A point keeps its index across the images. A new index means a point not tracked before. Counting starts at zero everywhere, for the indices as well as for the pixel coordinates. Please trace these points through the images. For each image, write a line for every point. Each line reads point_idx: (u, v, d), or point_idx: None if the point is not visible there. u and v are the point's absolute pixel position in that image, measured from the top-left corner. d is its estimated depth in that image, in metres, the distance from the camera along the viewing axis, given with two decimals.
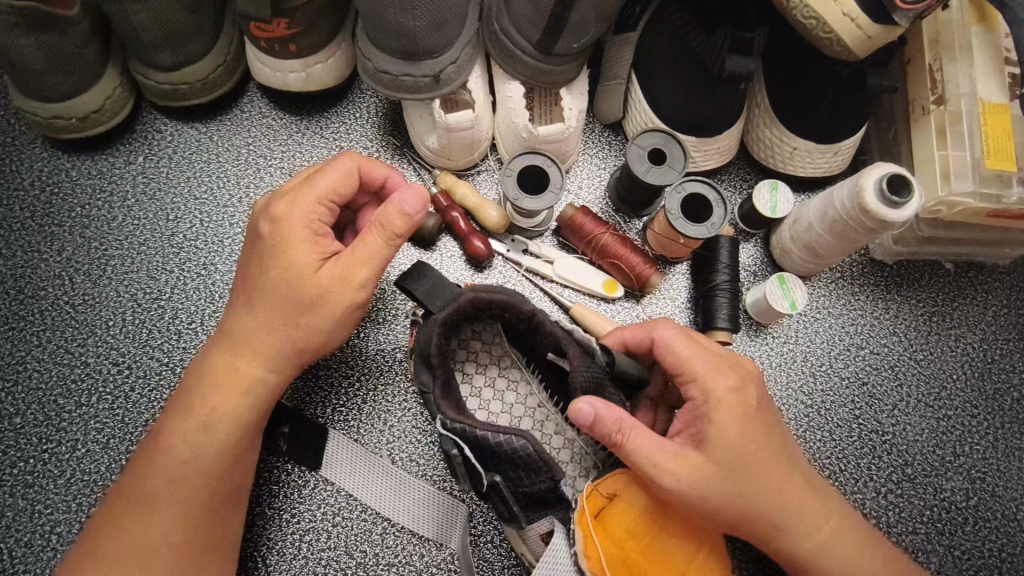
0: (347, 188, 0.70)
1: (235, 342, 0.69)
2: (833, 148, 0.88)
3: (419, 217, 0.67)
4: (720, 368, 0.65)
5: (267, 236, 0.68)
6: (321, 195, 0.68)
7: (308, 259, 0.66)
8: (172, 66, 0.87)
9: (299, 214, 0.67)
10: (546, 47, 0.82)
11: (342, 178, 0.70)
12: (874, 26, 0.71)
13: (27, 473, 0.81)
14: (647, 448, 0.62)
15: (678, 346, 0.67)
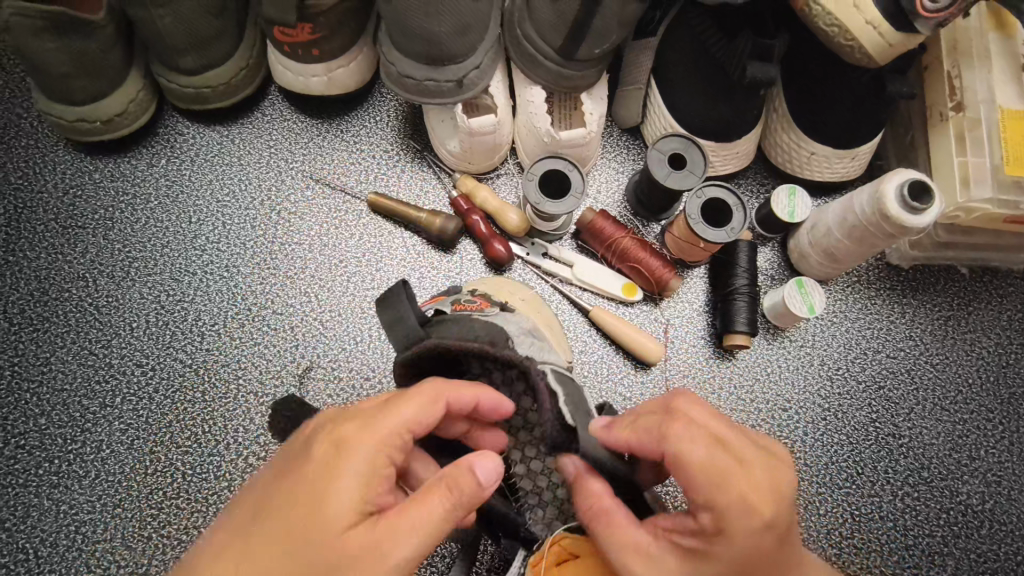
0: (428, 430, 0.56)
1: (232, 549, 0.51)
2: (851, 153, 0.88)
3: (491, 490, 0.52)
4: (739, 488, 0.51)
5: (315, 456, 0.54)
6: (386, 441, 0.54)
7: (344, 511, 0.51)
8: (195, 70, 0.88)
9: (352, 459, 0.52)
10: (567, 52, 0.83)
11: (424, 412, 0.55)
12: (896, 34, 0.72)
13: (51, 473, 0.81)
14: (625, 540, 0.54)
15: (691, 454, 0.52)
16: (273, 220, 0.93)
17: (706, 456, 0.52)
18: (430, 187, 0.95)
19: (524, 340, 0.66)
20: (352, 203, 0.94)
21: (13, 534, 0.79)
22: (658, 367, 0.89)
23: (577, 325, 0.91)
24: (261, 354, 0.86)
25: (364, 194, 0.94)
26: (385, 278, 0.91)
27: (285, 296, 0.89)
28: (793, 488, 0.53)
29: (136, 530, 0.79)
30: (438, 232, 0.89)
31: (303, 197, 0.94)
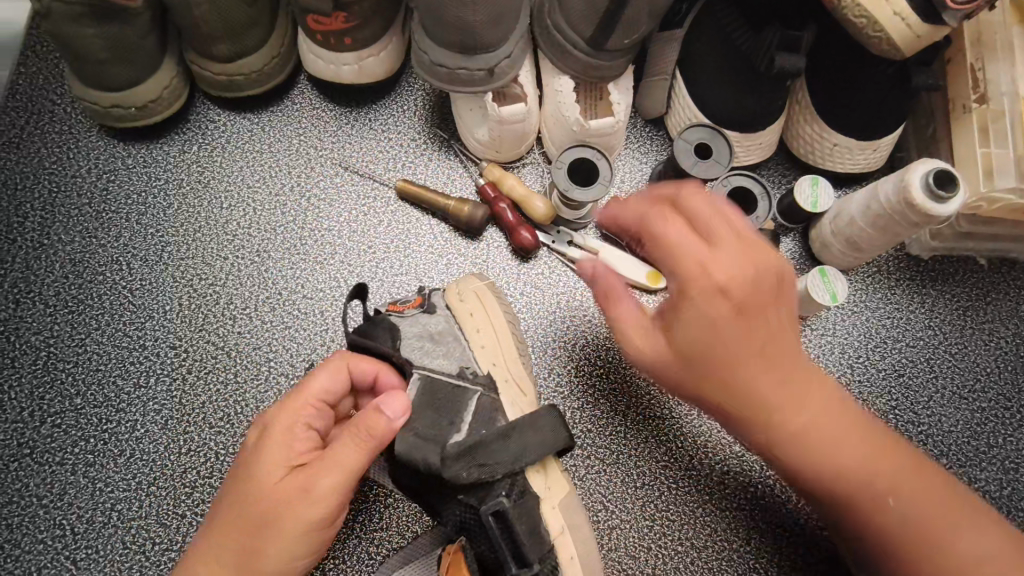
0: (334, 387, 0.67)
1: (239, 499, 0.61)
2: (873, 144, 0.90)
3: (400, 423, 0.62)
4: (717, 217, 0.64)
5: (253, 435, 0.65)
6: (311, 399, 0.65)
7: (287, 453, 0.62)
8: (229, 57, 0.89)
9: (287, 417, 0.64)
10: (597, 43, 0.84)
11: (330, 377, 0.67)
12: (923, 25, 0.74)
13: (88, 452, 0.83)
14: (625, 310, 0.69)
15: (699, 209, 0.65)
16: (303, 206, 0.94)
17: (681, 232, 0.64)
18: (456, 175, 0.97)
19: (411, 344, 0.75)
20: (379, 190, 0.95)
21: (50, 511, 0.80)
22: None
23: (602, 312, 0.92)
24: (292, 336, 0.88)
25: (392, 181, 0.96)
26: (414, 264, 0.92)
27: (315, 281, 0.91)
28: (775, 266, 0.64)
29: (171, 507, 0.81)
30: (466, 220, 0.90)
31: (332, 184, 0.95)
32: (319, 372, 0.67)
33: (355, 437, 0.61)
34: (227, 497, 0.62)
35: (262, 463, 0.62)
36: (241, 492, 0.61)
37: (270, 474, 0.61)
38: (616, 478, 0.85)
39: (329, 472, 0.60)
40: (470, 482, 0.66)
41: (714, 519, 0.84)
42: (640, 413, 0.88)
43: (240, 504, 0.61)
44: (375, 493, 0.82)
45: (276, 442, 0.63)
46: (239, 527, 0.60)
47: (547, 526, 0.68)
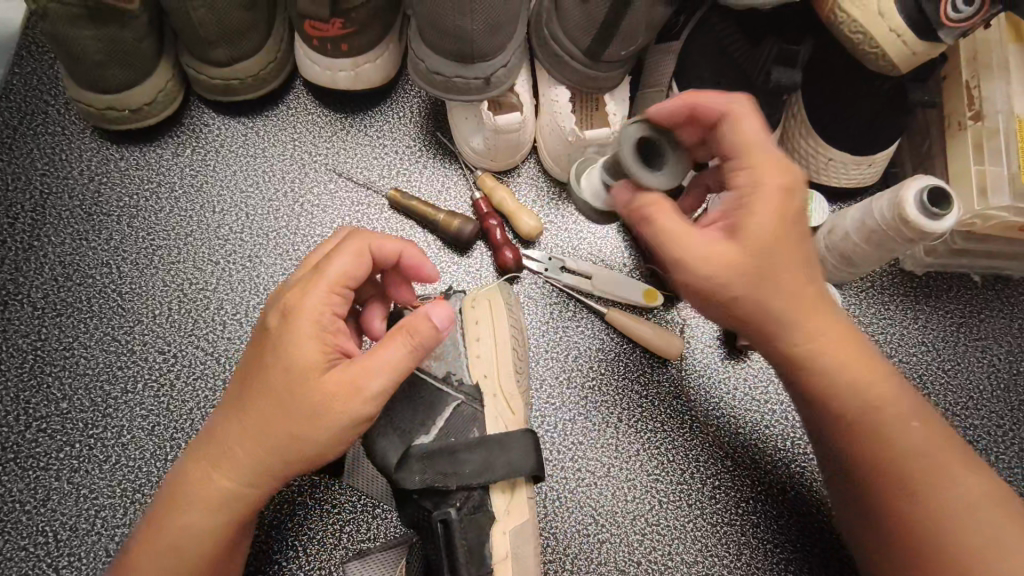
0: (358, 270, 0.63)
1: (259, 385, 0.59)
2: (867, 160, 0.90)
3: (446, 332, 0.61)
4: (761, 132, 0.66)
5: (271, 324, 0.61)
6: (332, 283, 0.61)
7: (314, 354, 0.59)
8: (226, 62, 0.89)
9: (309, 305, 0.60)
10: (594, 54, 0.84)
11: (354, 261, 0.63)
12: (919, 42, 0.74)
13: (73, 457, 0.82)
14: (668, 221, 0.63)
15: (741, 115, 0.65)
16: (297, 211, 0.94)
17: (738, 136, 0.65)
18: (451, 182, 0.96)
19: None
20: (373, 198, 0.95)
21: (33, 517, 0.79)
22: (676, 364, 0.90)
23: (595, 322, 0.92)
24: None
25: (385, 189, 0.95)
26: None
27: None
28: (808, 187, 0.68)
29: None
30: (454, 235, 0.89)
31: (326, 190, 0.95)
32: (347, 258, 0.62)
33: (404, 340, 0.59)
34: (259, 380, 0.59)
35: (296, 353, 0.58)
36: (277, 382, 0.58)
37: (307, 365, 0.58)
38: (605, 491, 0.84)
39: (374, 374, 0.58)
40: (424, 486, 0.66)
41: (705, 535, 0.83)
42: (631, 425, 0.87)
43: (267, 390, 0.59)
44: (362, 505, 0.81)
45: (310, 332, 0.59)
46: (275, 415, 0.58)
47: (491, 551, 0.67)
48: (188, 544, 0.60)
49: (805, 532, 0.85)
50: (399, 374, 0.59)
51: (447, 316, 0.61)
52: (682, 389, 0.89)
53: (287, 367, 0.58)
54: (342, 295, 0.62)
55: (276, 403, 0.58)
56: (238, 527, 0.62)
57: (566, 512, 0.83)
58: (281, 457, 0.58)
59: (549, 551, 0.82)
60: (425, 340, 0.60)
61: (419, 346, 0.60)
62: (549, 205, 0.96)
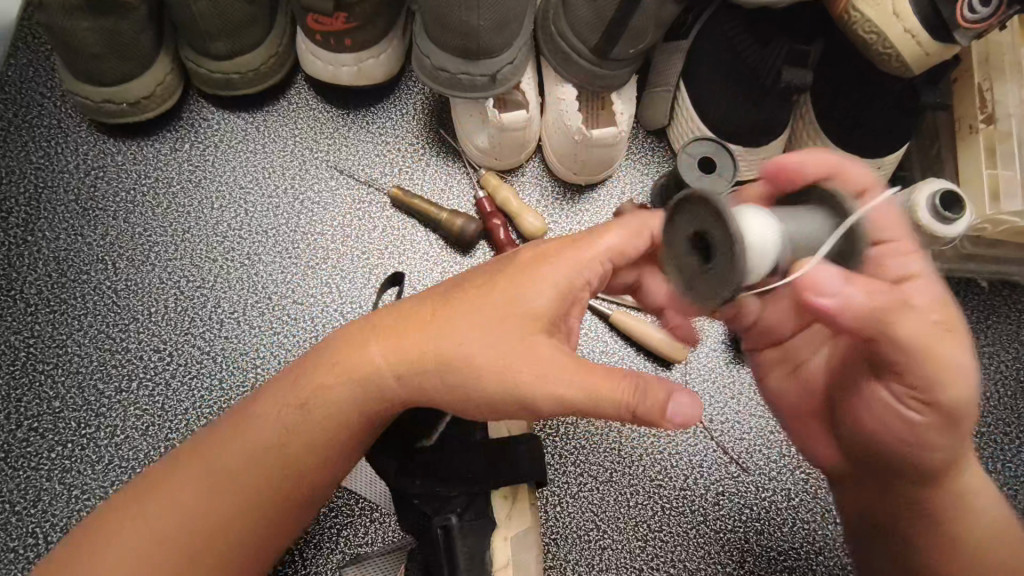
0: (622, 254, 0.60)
1: (448, 314, 0.56)
2: (877, 162, 0.88)
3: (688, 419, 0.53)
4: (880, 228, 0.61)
5: (520, 257, 0.59)
6: (600, 253, 0.59)
7: (544, 301, 0.56)
8: (226, 55, 0.87)
9: (555, 269, 0.57)
10: (602, 51, 0.83)
11: (624, 241, 0.60)
12: (934, 43, 0.73)
13: (65, 457, 0.80)
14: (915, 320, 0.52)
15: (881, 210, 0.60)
16: (297, 209, 0.92)
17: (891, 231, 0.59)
18: (455, 180, 0.95)
19: None
20: (374, 196, 0.93)
21: (23, 518, 0.77)
22: (681, 367, 0.89)
23: (600, 325, 0.90)
24: (281, 342, 0.85)
25: (386, 187, 0.94)
26: (409, 271, 0.90)
27: (306, 287, 0.88)
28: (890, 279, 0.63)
29: None
30: (458, 234, 0.88)
31: (327, 187, 0.93)
32: (641, 239, 0.61)
33: (631, 377, 0.53)
34: (483, 292, 0.56)
35: (526, 287, 0.56)
36: (497, 299, 0.56)
37: (534, 306, 0.55)
38: (608, 497, 0.83)
39: (564, 377, 0.53)
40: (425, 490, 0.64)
41: (708, 541, 0.82)
42: (634, 431, 0.86)
43: (464, 307, 0.56)
44: (358, 508, 0.79)
45: (549, 275, 0.57)
46: (465, 348, 0.55)
47: (492, 559, 0.65)
48: (298, 443, 0.58)
49: (809, 541, 0.83)
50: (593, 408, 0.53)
51: (685, 412, 0.52)
52: (687, 393, 0.88)
53: (509, 303, 0.56)
54: (596, 269, 0.59)
55: (469, 319, 0.56)
56: (348, 436, 0.59)
57: (567, 517, 0.81)
58: (454, 376, 0.55)
59: (549, 556, 0.80)
60: (639, 401, 0.52)
61: (628, 404, 0.52)
62: (554, 205, 0.95)
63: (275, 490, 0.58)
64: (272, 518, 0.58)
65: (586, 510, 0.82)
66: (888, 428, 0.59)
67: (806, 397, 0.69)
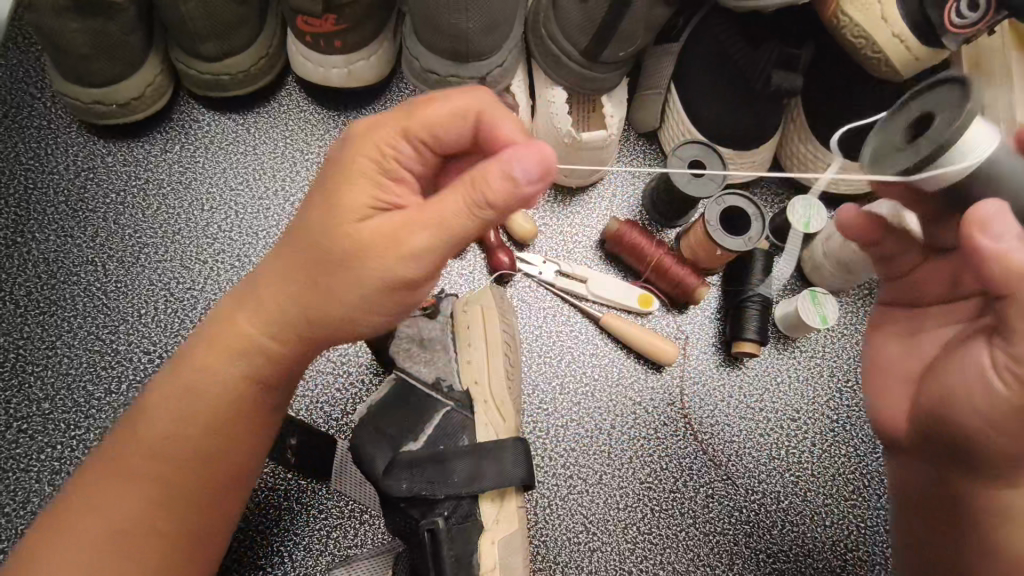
0: (448, 130, 0.54)
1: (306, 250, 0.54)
2: (867, 166, 0.88)
3: (531, 189, 0.49)
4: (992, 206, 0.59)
5: (345, 151, 0.55)
6: (408, 128, 0.54)
7: (360, 202, 0.53)
8: (216, 56, 0.87)
9: (361, 154, 0.54)
10: (592, 54, 0.83)
11: (449, 118, 0.54)
12: (921, 49, 0.73)
13: (54, 459, 0.80)
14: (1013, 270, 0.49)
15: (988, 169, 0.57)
16: (288, 210, 0.92)
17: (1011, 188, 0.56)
18: None
19: (404, 350, 0.73)
20: None
21: (12, 520, 0.78)
22: (670, 370, 0.89)
23: (590, 327, 0.90)
24: None
25: None
26: None
27: None
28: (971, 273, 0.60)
29: None
30: None
31: None
32: (445, 111, 0.54)
33: (463, 193, 0.50)
34: (303, 231, 0.54)
35: (353, 217, 0.53)
36: (328, 234, 0.53)
37: (370, 226, 0.52)
38: (597, 499, 0.83)
39: (420, 228, 0.51)
40: (412, 495, 0.64)
41: (697, 544, 0.82)
42: (623, 432, 0.86)
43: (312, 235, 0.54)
44: (348, 511, 0.79)
45: (363, 172, 0.53)
46: (326, 279, 0.54)
47: (479, 562, 0.65)
48: (201, 409, 0.58)
49: (798, 543, 0.83)
50: (467, 237, 0.52)
51: (535, 165, 0.48)
52: (677, 395, 0.88)
53: (328, 207, 0.53)
54: (415, 147, 0.55)
55: (315, 250, 0.54)
56: (246, 398, 0.59)
57: (557, 520, 0.82)
58: (319, 304, 0.55)
59: (539, 558, 0.80)
60: (498, 197, 0.49)
61: (488, 204, 0.49)
62: (545, 207, 0.95)
63: (194, 476, 0.59)
64: (211, 497, 0.60)
65: (581, 513, 0.82)
66: (971, 400, 0.53)
67: (913, 359, 0.63)
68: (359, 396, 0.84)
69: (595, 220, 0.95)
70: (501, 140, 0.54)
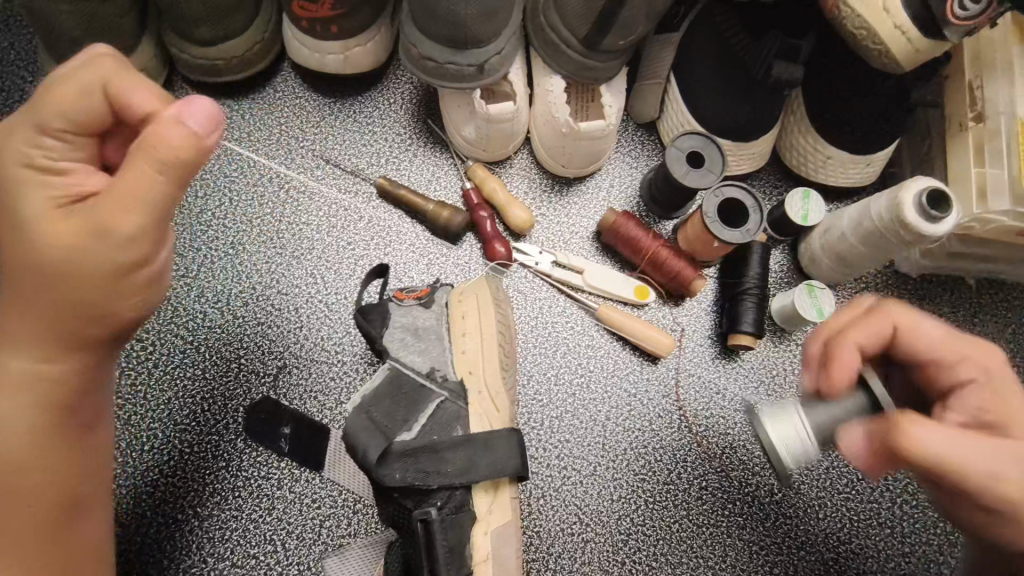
0: (86, 115, 0.53)
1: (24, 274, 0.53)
2: (866, 159, 0.88)
3: (210, 138, 0.50)
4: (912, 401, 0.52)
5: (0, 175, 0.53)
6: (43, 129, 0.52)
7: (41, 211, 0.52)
8: (210, 41, 0.85)
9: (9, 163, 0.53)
10: (591, 42, 0.82)
11: (76, 94, 0.52)
12: (924, 40, 0.72)
13: None
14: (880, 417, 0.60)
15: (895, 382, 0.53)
16: (282, 197, 0.91)
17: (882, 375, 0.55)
18: (442, 171, 0.94)
19: (397, 339, 0.72)
20: (361, 186, 0.92)
21: None
22: (666, 362, 0.89)
23: (585, 318, 0.90)
24: (265, 333, 0.85)
25: (374, 177, 0.93)
26: (395, 261, 0.89)
27: (290, 276, 0.88)
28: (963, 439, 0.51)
29: (130, 506, 0.77)
30: (443, 225, 0.87)
31: (313, 176, 0.92)
32: (69, 87, 0.52)
33: (145, 160, 0.48)
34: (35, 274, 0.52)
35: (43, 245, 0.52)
36: (59, 256, 0.52)
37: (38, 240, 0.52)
38: (591, 490, 0.83)
39: (127, 211, 0.50)
40: (403, 484, 0.64)
41: (690, 536, 0.82)
42: (617, 424, 0.86)
43: (27, 257, 0.52)
44: (343, 499, 0.79)
45: (27, 182, 0.53)
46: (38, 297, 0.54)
47: (473, 551, 0.66)
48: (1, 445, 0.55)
49: (792, 536, 0.84)
50: (170, 203, 0.51)
51: (206, 115, 0.49)
52: (673, 387, 0.88)
53: (56, 226, 0.52)
54: (59, 138, 0.53)
55: (37, 272, 0.52)
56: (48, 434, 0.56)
57: (551, 510, 0.82)
58: (81, 317, 0.54)
59: (532, 549, 0.80)
60: (184, 152, 0.49)
61: (179, 161, 0.49)
62: (541, 197, 0.94)
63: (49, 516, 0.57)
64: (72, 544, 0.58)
65: (574, 505, 0.82)
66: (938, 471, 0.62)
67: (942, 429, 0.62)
68: (353, 384, 0.84)
69: (593, 211, 0.94)
70: (133, 104, 0.52)
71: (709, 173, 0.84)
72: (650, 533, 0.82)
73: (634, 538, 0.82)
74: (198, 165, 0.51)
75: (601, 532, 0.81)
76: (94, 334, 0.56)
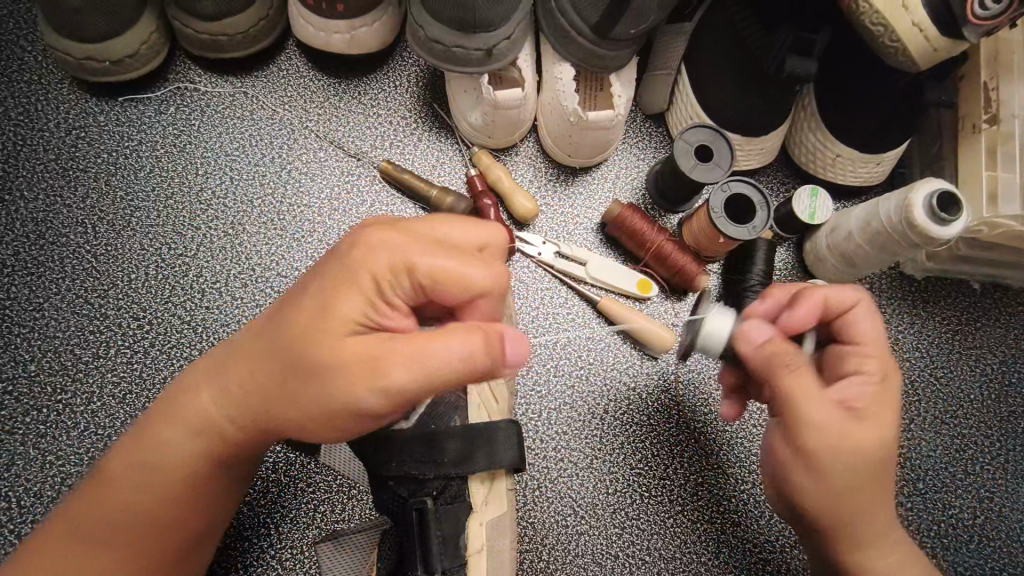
0: (453, 282, 0.58)
1: (292, 306, 0.59)
2: (876, 158, 0.87)
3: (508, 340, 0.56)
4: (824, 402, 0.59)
5: (350, 251, 0.60)
6: (418, 265, 0.58)
7: (383, 267, 0.57)
8: (213, 16, 0.84)
9: (382, 258, 0.58)
10: (602, 30, 0.80)
11: (456, 266, 0.59)
12: (942, 39, 0.71)
13: (39, 422, 0.78)
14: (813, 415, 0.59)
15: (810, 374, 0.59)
16: (283, 178, 0.90)
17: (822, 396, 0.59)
18: (446, 157, 0.93)
19: None
20: (363, 169, 0.91)
21: None
22: (666, 357, 0.88)
23: (586, 310, 0.89)
24: None
25: (377, 161, 0.91)
26: None
27: (290, 260, 0.86)
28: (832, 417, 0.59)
29: None
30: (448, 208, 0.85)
31: (316, 158, 0.91)
32: (451, 263, 0.59)
33: (487, 267, 0.60)
34: (333, 397, 0.55)
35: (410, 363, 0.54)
36: (318, 337, 0.55)
37: (372, 347, 0.54)
38: (587, 483, 0.82)
39: (468, 281, 0.58)
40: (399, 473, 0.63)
41: (684, 531, 0.82)
42: (616, 417, 0.85)
43: (306, 320, 0.57)
44: (339, 483, 0.79)
45: (368, 288, 0.57)
46: (316, 379, 0.55)
47: (466, 541, 0.65)
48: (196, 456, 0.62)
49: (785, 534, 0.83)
50: (466, 280, 0.58)
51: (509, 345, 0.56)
52: (671, 382, 0.87)
53: (324, 269, 0.60)
54: (398, 282, 0.58)
55: (306, 326, 0.56)
56: (228, 476, 0.65)
57: (545, 501, 0.81)
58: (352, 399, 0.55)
59: (525, 540, 0.80)
60: (481, 274, 0.59)
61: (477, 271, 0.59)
62: (547, 186, 0.93)
63: (162, 531, 0.62)
64: (85, 549, 0.61)
65: (571, 497, 0.82)
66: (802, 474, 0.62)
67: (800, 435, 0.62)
68: None
69: (598, 202, 0.93)
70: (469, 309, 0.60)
71: (715, 168, 0.83)
72: (643, 526, 0.82)
73: (626, 530, 0.81)
74: (481, 300, 0.60)
75: (594, 523, 0.81)
76: (357, 387, 0.54)
